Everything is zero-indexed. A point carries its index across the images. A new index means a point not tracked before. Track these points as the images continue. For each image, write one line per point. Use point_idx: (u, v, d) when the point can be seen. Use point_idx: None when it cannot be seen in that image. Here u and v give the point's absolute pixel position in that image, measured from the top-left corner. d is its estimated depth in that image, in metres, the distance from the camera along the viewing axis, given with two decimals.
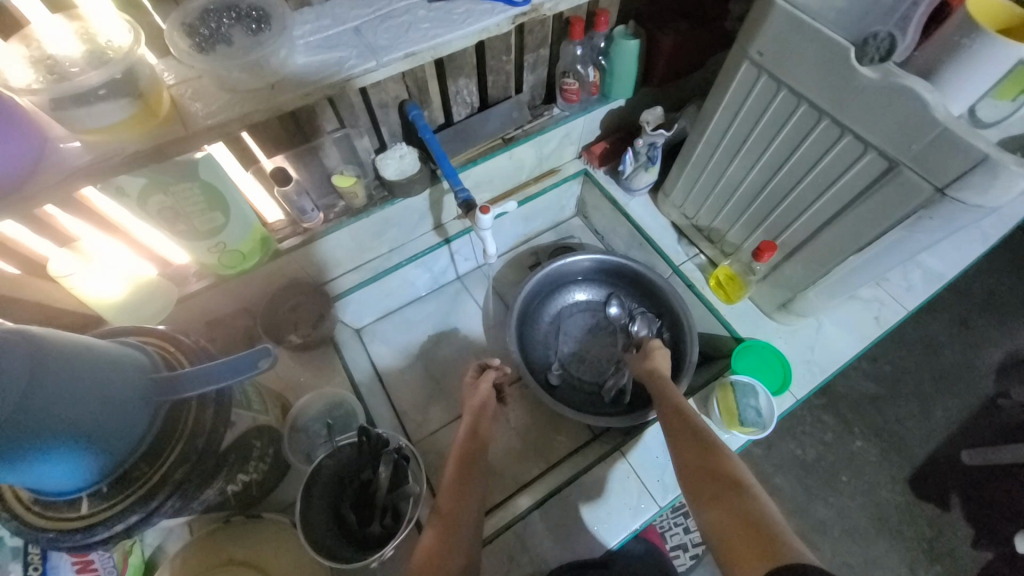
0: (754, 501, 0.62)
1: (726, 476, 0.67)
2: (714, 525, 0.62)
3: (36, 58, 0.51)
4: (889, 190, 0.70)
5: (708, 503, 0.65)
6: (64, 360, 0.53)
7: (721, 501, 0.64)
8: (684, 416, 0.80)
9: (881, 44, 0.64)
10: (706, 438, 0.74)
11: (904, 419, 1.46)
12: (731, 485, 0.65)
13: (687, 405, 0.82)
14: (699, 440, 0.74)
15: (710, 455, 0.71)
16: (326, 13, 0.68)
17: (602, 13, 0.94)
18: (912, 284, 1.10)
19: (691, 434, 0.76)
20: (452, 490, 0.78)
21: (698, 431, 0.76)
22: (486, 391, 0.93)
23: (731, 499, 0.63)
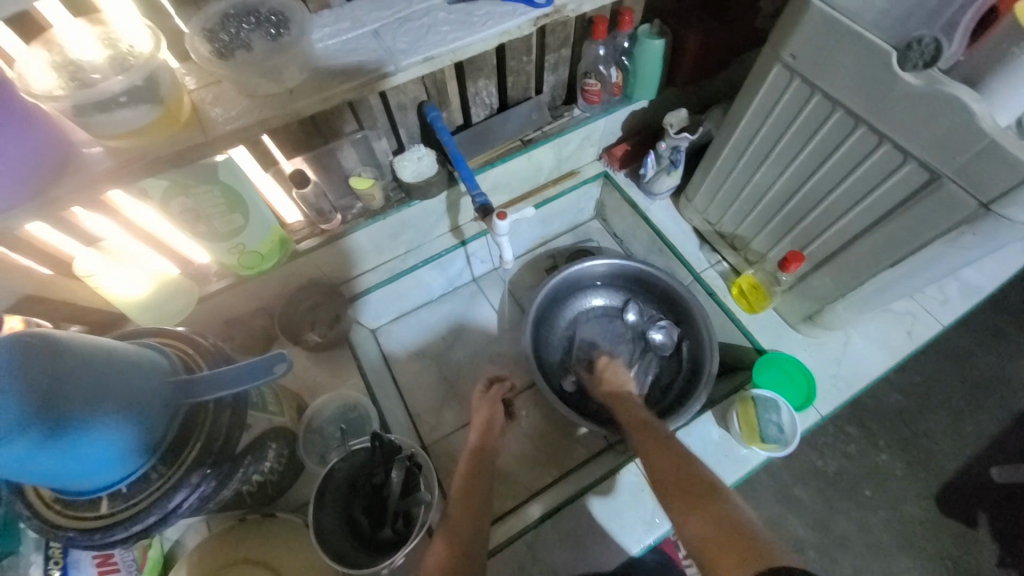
0: (731, 510, 0.64)
1: (701, 483, 0.69)
2: (695, 531, 0.64)
3: (59, 64, 0.52)
4: (930, 204, 0.66)
5: (689, 512, 0.65)
6: (86, 362, 0.53)
7: (700, 509, 0.65)
8: (652, 429, 0.82)
9: (925, 50, 0.60)
10: (675, 448, 0.76)
11: (932, 432, 1.40)
12: (707, 493, 0.67)
13: (652, 419, 0.85)
14: (668, 450, 0.75)
15: (680, 463, 0.73)
16: (345, 16, 0.67)
17: (627, 12, 0.91)
18: (948, 297, 1.05)
19: (659, 445, 0.77)
20: (461, 500, 0.79)
21: (667, 440, 0.78)
22: (493, 405, 0.93)
23: (708, 507, 0.65)
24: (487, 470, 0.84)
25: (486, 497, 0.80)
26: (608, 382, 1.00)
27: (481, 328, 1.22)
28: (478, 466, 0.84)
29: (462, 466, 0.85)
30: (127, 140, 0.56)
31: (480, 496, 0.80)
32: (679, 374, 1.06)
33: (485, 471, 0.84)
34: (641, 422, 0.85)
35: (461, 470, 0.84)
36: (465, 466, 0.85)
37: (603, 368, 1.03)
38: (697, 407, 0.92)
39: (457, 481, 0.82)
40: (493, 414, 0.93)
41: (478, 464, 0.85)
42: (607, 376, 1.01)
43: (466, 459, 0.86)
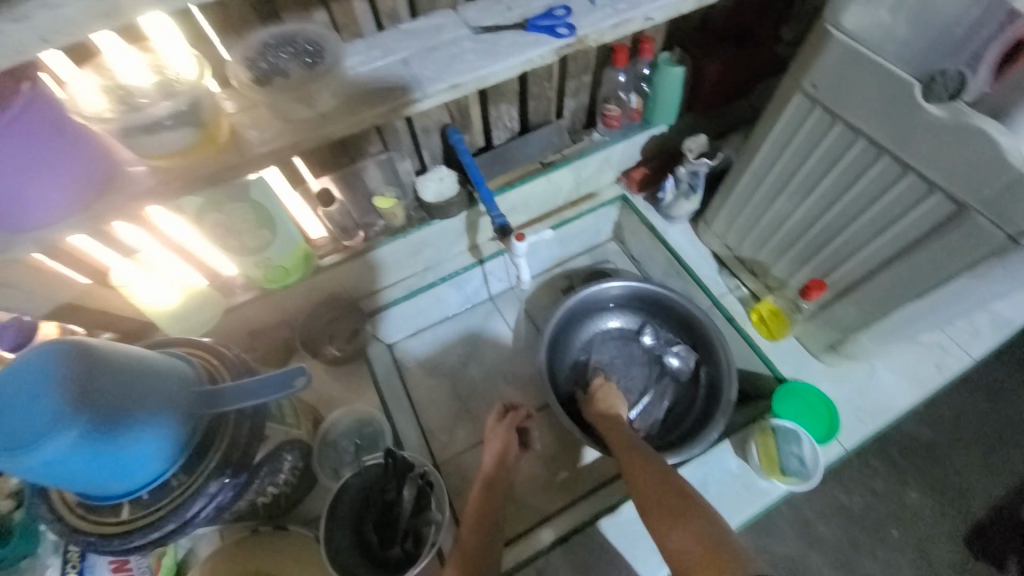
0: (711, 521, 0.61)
1: (682, 496, 0.67)
2: (678, 548, 0.61)
3: (110, 88, 0.56)
4: (957, 236, 0.65)
5: (671, 527, 0.63)
6: (120, 369, 0.56)
7: (681, 524, 0.63)
8: (634, 448, 0.80)
9: (950, 81, 0.61)
10: (656, 465, 0.74)
11: (965, 471, 1.34)
12: (687, 505, 0.65)
13: (635, 438, 0.83)
14: (649, 468, 0.74)
15: (660, 479, 0.71)
16: (376, 44, 0.70)
17: (646, 41, 0.93)
18: (978, 329, 1.02)
19: (640, 463, 0.76)
20: (471, 528, 0.78)
21: (649, 458, 0.76)
22: (507, 433, 0.89)
23: (688, 521, 0.63)
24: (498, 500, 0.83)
25: (495, 525, 0.79)
26: (599, 403, 0.97)
27: (496, 347, 1.22)
28: (491, 497, 0.83)
29: (475, 496, 0.83)
30: (169, 160, 0.59)
31: (490, 525, 0.78)
32: (695, 400, 1.04)
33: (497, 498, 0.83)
34: (625, 441, 0.83)
35: (474, 502, 0.82)
36: (477, 499, 0.82)
37: (598, 388, 1.00)
38: (714, 436, 0.90)
39: (469, 509, 0.81)
40: (507, 445, 0.89)
41: (490, 487, 0.84)
42: (599, 397, 0.98)
43: (478, 488, 0.84)
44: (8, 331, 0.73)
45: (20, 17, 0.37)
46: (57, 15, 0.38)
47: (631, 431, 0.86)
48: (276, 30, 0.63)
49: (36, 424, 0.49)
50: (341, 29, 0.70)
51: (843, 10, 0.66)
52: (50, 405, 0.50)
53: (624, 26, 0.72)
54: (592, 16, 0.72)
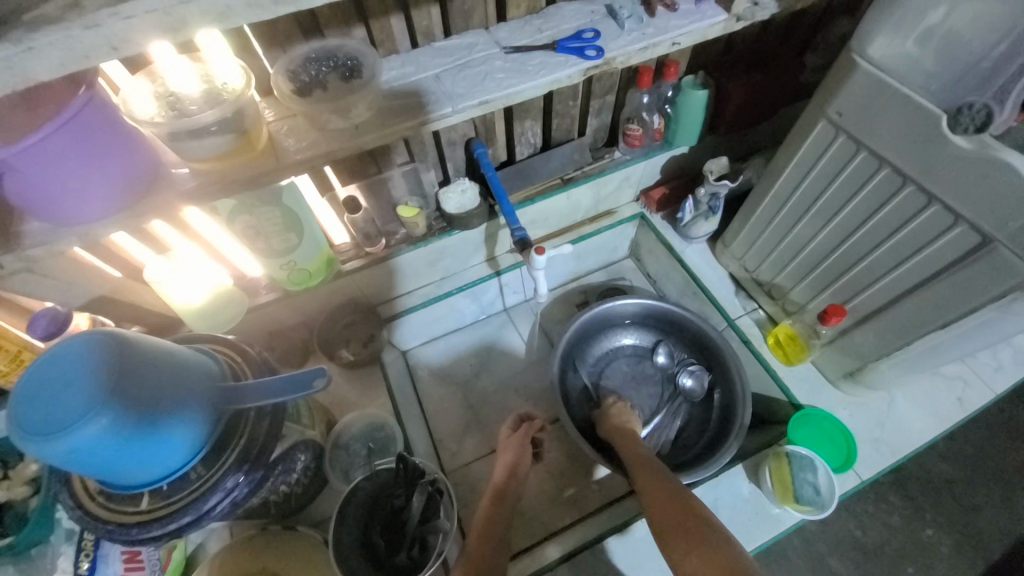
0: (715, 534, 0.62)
1: (688, 509, 0.68)
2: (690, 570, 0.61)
3: (161, 94, 0.59)
4: (981, 267, 0.64)
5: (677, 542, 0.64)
6: (151, 359, 0.59)
7: (686, 537, 0.64)
8: (646, 463, 0.81)
9: (976, 114, 0.61)
10: (667, 480, 0.75)
11: (984, 509, 1.29)
12: (693, 520, 0.66)
13: (649, 456, 0.84)
14: (661, 484, 0.75)
15: (673, 493, 0.72)
16: (410, 60, 0.74)
17: (672, 64, 0.94)
18: (1002, 363, 1.00)
19: (652, 478, 0.77)
20: (476, 546, 0.76)
21: (663, 475, 0.76)
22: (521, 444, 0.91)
23: (701, 542, 0.62)
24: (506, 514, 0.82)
25: (502, 539, 0.78)
26: (610, 419, 0.98)
27: (509, 359, 1.23)
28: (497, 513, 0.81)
29: (481, 512, 0.82)
30: (211, 164, 0.62)
31: (499, 540, 0.78)
32: (709, 422, 1.02)
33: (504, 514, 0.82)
34: (636, 456, 0.84)
35: (480, 520, 0.81)
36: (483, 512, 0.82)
37: (609, 406, 1.01)
38: (726, 459, 0.89)
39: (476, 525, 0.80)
40: (520, 456, 0.90)
41: (497, 497, 0.84)
42: (610, 413, 1.00)
43: (487, 502, 0.84)
44: (42, 321, 0.73)
45: (93, 26, 0.39)
46: (126, 25, 0.40)
47: (643, 446, 0.87)
48: (318, 45, 0.67)
49: (71, 411, 0.52)
50: (377, 44, 0.73)
51: (872, 40, 0.66)
52: (86, 393, 0.52)
53: (652, 50, 0.74)
54: (620, 40, 0.74)
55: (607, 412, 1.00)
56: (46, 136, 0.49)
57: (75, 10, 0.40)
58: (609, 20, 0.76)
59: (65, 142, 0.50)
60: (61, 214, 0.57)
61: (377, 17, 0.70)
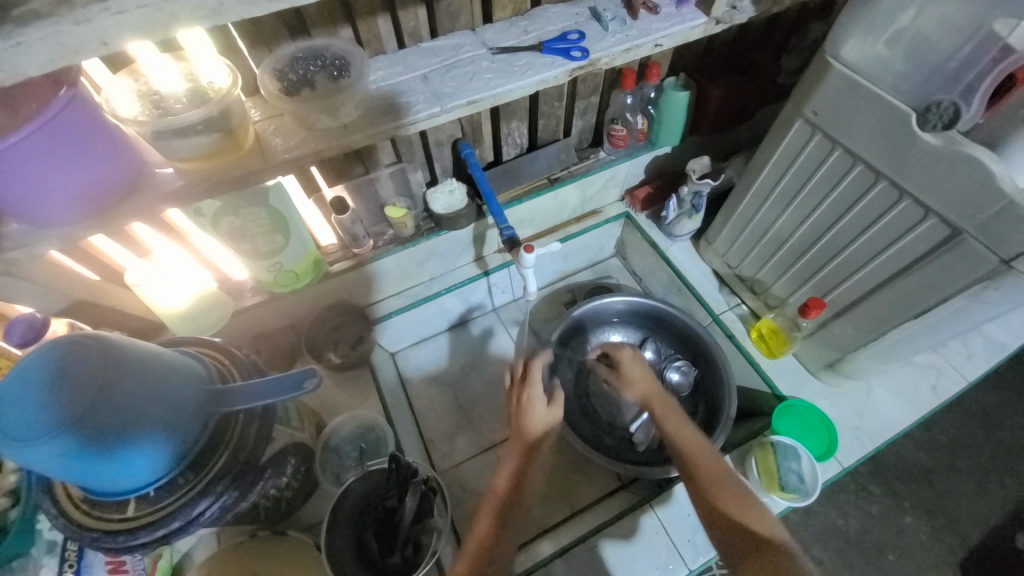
0: (795, 564, 0.57)
1: (760, 535, 0.61)
2: None
3: (144, 93, 0.58)
4: (951, 258, 0.67)
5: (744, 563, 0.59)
6: (136, 363, 0.58)
7: (755, 561, 0.59)
8: (702, 455, 0.73)
9: (944, 112, 0.63)
10: (739, 487, 0.69)
11: (958, 496, 1.34)
12: (766, 546, 0.60)
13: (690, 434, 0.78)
14: (723, 485, 0.69)
15: (748, 512, 0.65)
16: (398, 60, 0.74)
17: (654, 65, 0.96)
18: (972, 352, 1.04)
19: (716, 479, 0.70)
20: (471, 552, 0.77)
21: (714, 468, 0.72)
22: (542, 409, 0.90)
23: (762, 555, 0.59)
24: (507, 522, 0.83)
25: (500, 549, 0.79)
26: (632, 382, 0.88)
27: (498, 359, 1.23)
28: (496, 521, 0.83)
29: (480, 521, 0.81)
30: (197, 163, 0.61)
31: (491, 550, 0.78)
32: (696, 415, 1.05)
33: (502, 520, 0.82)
34: (688, 441, 0.76)
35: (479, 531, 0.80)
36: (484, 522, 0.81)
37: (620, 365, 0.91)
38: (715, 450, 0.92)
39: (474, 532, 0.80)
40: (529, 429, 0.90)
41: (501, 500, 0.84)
42: (625, 371, 0.89)
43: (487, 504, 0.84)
44: (17, 328, 0.72)
45: (84, 21, 0.39)
46: (117, 21, 0.40)
47: (701, 431, 0.78)
48: (305, 45, 0.67)
49: (44, 419, 0.50)
50: (364, 44, 0.73)
51: (844, 42, 0.69)
52: (57, 403, 0.51)
53: (636, 51, 0.76)
54: (604, 41, 0.75)
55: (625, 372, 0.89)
56: (26, 136, 0.47)
57: (64, 5, 0.39)
58: (593, 22, 0.78)
59: (46, 142, 0.49)
60: (40, 215, 0.55)
61: (364, 17, 0.70)
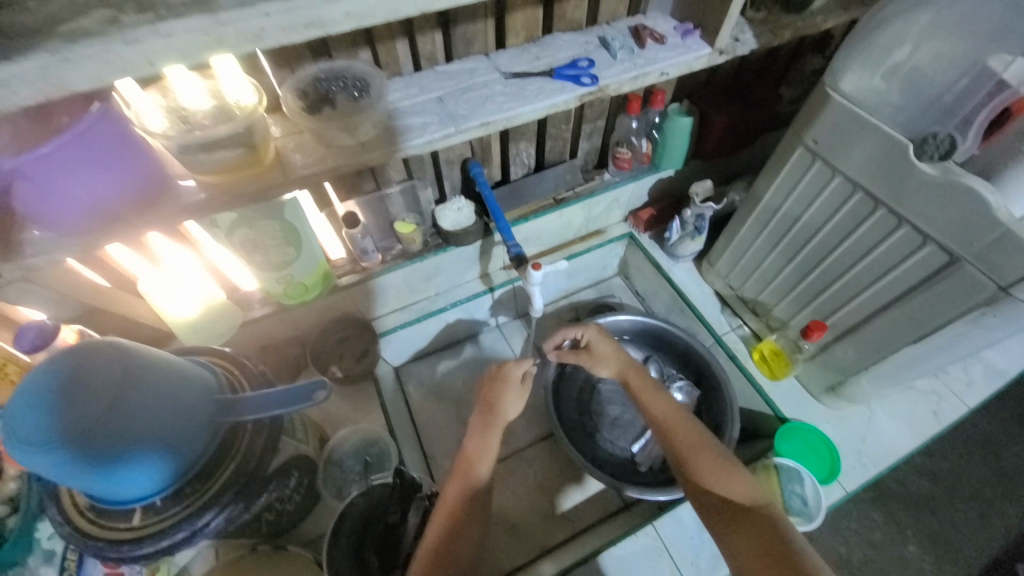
0: (776, 528, 0.60)
1: (742, 501, 0.65)
2: (737, 552, 0.61)
3: (171, 108, 0.61)
4: (949, 285, 0.69)
5: (729, 529, 0.63)
6: (149, 371, 0.58)
7: (739, 527, 0.62)
8: (681, 425, 0.76)
9: (941, 144, 0.66)
10: (720, 454, 0.72)
11: (961, 524, 1.33)
12: (749, 511, 0.64)
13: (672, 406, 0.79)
14: (706, 454, 0.72)
15: (730, 480, 0.68)
16: (414, 83, 0.77)
17: (659, 91, 0.99)
18: (972, 378, 1.05)
19: (697, 448, 0.72)
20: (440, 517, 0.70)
21: (699, 438, 0.74)
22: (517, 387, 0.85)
23: (745, 522, 0.62)
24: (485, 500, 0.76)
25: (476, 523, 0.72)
26: (605, 362, 0.88)
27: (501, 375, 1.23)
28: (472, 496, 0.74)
29: (452, 491, 0.74)
30: (220, 176, 0.63)
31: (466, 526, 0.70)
32: None
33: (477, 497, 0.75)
34: (668, 413, 0.78)
35: (450, 502, 0.72)
36: (456, 488, 0.74)
37: (588, 347, 0.89)
38: None
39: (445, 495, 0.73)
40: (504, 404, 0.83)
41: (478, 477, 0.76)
42: (594, 352, 0.89)
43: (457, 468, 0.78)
44: (27, 334, 0.73)
45: (133, 41, 0.41)
46: (166, 43, 0.42)
47: (679, 404, 0.80)
48: (326, 66, 0.69)
49: (45, 428, 0.50)
50: (383, 66, 0.76)
51: (843, 75, 0.72)
52: (60, 415, 0.51)
53: (643, 78, 0.79)
54: (614, 68, 0.78)
55: (594, 353, 0.89)
56: (59, 145, 0.49)
57: (114, 26, 0.41)
58: (602, 50, 0.81)
59: (77, 151, 0.51)
60: (64, 222, 0.56)
61: (383, 41, 0.73)
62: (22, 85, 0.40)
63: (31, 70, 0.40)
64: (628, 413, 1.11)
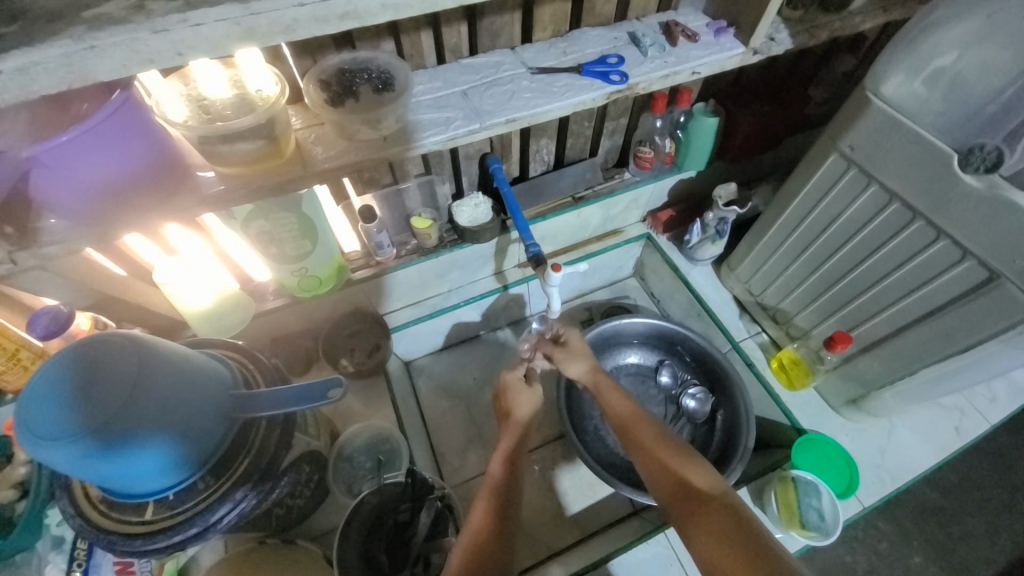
0: (737, 516, 0.58)
1: (705, 489, 0.63)
2: (699, 544, 0.58)
3: (191, 96, 0.60)
4: (988, 302, 0.67)
5: (689, 520, 0.61)
6: (164, 363, 0.57)
7: (699, 516, 0.60)
8: (641, 423, 0.74)
9: (987, 156, 0.63)
10: (679, 448, 0.70)
11: (969, 537, 1.31)
12: (711, 500, 0.61)
13: (633, 407, 0.77)
14: (669, 448, 0.70)
15: (692, 469, 0.66)
16: (438, 75, 0.75)
17: (685, 91, 0.96)
18: (995, 395, 1.02)
19: (658, 443, 0.71)
20: (469, 545, 0.65)
21: (662, 435, 0.72)
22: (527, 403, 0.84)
23: (706, 512, 0.60)
24: (513, 501, 0.72)
25: (505, 544, 0.66)
26: (577, 359, 0.87)
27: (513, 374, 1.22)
28: (499, 501, 0.71)
29: (480, 508, 0.70)
30: (241, 168, 0.62)
31: (496, 552, 0.65)
32: (711, 443, 1.03)
33: (505, 508, 0.71)
34: (628, 412, 0.77)
35: (478, 520, 0.68)
36: (482, 510, 0.70)
37: (575, 336, 0.91)
38: (730, 482, 0.90)
39: (473, 520, 0.69)
40: (515, 408, 0.83)
41: (499, 478, 0.74)
42: (571, 348, 0.90)
43: (484, 497, 0.72)
44: (41, 320, 0.72)
45: (162, 30, 0.39)
46: (195, 33, 0.40)
47: (638, 403, 0.78)
48: (350, 57, 0.68)
49: (62, 424, 0.50)
50: (406, 58, 0.74)
51: (885, 79, 0.70)
52: (77, 411, 0.50)
53: (673, 77, 0.76)
54: (644, 67, 0.76)
55: (570, 348, 0.89)
56: (77, 135, 0.48)
57: (141, 12, 0.40)
58: (632, 47, 0.79)
59: (95, 141, 0.49)
60: (77, 210, 0.55)
61: (408, 32, 0.71)
62: (43, 73, 0.38)
63: (53, 58, 0.38)
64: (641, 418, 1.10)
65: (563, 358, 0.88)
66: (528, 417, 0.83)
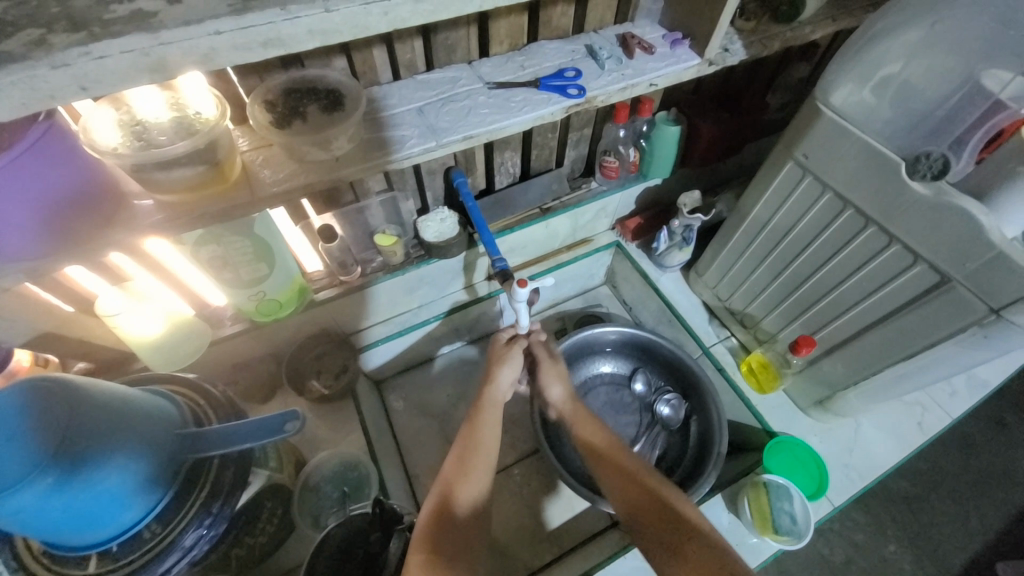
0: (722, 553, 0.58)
1: (687, 527, 0.63)
2: None
3: (125, 122, 0.56)
4: (939, 304, 0.69)
5: (674, 559, 0.60)
6: (100, 408, 0.53)
7: (685, 554, 0.59)
8: (618, 453, 0.75)
9: (934, 162, 0.64)
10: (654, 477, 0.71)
11: (941, 525, 1.35)
12: (695, 538, 0.61)
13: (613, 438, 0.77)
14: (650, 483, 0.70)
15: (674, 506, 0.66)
16: (393, 92, 0.73)
17: (646, 102, 0.95)
18: (955, 389, 1.06)
19: (636, 471, 0.71)
20: (433, 520, 0.65)
21: (641, 469, 0.72)
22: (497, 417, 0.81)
23: (691, 551, 0.60)
24: (484, 525, 0.70)
25: (464, 546, 0.65)
26: (558, 381, 0.86)
27: None
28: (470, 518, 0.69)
29: (432, 496, 0.68)
30: (181, 195, 0.59)
31: (460, 535, 0.65)
32: (686, 451, 1.02)
33: (477, 524, 0.69)
34: (603, 442, 0.77)
35: (428, 508, 0.66)
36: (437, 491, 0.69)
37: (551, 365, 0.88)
38: (705, 489, 0.90)
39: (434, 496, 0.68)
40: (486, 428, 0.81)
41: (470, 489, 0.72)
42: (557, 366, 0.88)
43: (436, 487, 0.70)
44: None
45: (62, 65, 0.37)
46: (99, 66, 0.38)
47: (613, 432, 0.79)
48: (298, 76, 0.66)
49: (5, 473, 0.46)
50: (358, 75, 0.72)
51: (835, 89, 0.71)
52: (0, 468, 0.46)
53: (631, 89, 0.76)
54: (601, 79, 0.75)
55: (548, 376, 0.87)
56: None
57: (41, 48, 0.37)
58: (590, 59, 0.78)
59: (21, 173, 0.46)
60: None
61: (359, 49, 0.69)
62: None
63: None
64: (617, 428, 1.10)
65: (546, 379, 0.86)
66: (500, 424, 0.79)
